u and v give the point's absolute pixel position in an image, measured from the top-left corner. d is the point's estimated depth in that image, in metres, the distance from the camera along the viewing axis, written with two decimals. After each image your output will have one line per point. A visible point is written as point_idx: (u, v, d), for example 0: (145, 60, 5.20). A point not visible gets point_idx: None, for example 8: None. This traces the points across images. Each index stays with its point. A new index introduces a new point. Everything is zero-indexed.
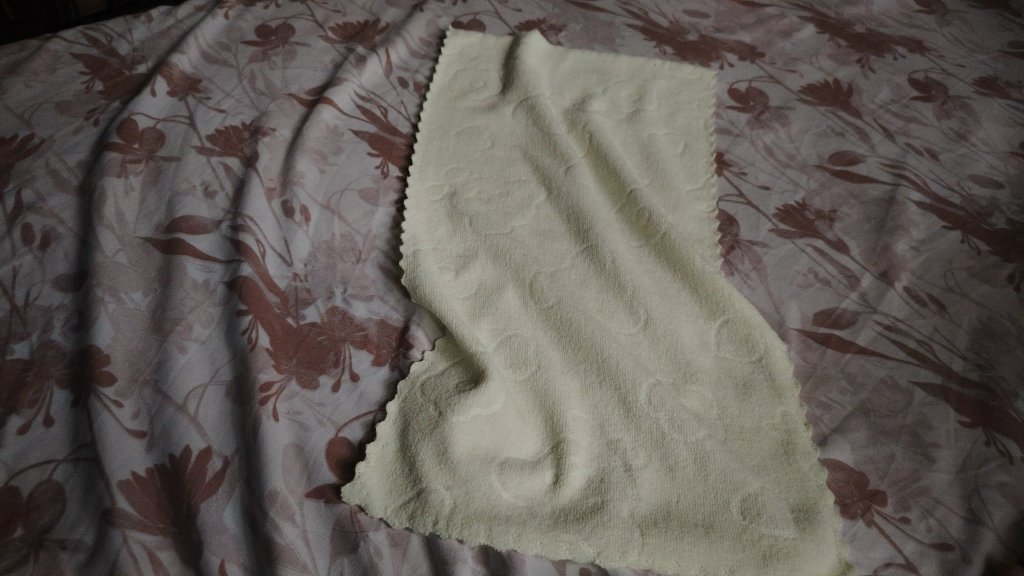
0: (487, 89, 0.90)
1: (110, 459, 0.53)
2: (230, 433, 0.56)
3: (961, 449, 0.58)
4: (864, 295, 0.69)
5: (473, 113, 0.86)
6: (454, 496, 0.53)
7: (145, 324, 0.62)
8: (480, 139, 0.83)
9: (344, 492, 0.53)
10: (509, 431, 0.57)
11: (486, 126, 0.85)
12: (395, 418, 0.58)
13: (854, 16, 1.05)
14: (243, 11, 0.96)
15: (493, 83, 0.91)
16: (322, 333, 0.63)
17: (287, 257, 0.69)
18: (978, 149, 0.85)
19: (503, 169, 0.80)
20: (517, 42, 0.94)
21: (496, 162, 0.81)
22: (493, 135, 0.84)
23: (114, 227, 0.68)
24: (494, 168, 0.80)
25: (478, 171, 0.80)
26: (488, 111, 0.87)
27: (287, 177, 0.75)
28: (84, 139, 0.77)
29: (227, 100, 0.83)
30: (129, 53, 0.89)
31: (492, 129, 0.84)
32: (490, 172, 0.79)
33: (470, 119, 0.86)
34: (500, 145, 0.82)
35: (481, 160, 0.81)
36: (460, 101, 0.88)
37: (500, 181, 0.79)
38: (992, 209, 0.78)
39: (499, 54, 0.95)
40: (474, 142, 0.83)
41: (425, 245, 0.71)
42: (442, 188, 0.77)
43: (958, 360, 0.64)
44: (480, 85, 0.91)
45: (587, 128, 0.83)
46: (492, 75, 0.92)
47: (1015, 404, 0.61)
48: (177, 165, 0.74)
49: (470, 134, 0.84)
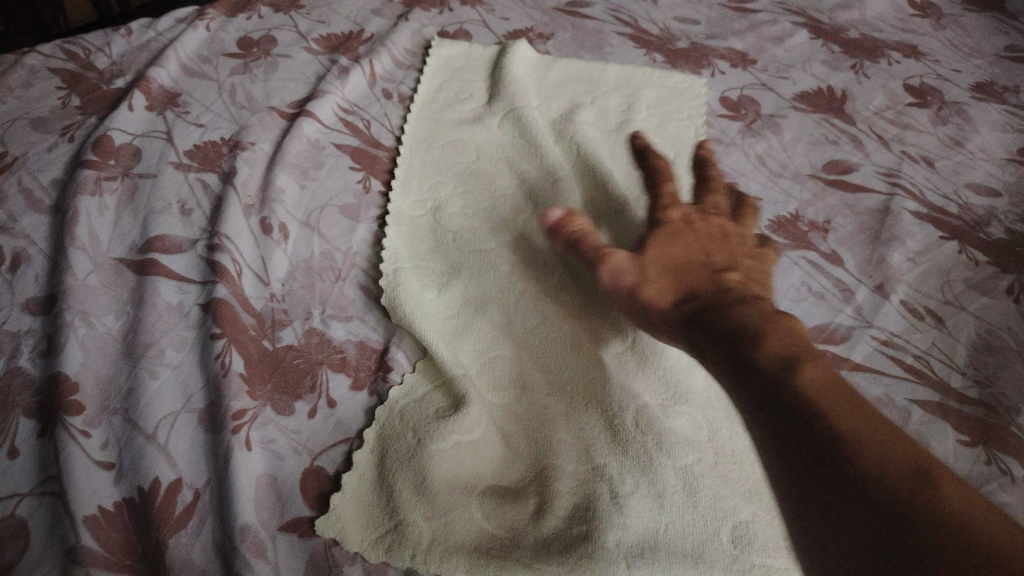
0: (473, 99, 0.88)
1: (76, 493, 0.51)
2: (202, 464, 0.55)
3: (961, 468, 0.56)
4: (672, 247, 0.66)
5: (459, 124, 0.84)
6: (433, 527, 0.52)
7: (117, 349, 0.60)
8: (465, 150, 0.81)
9: (318, 526, 0.52)
10: (491, 460, 0.56)
11: (471, 137, 0.82)
12: (372, 445, 0.56)
13: (847, 21, 1.03)
14: (224, 22, 0.94)
15: (479, 92, 0.89)
16: (298, 356, 0.61)
17: (264, 277, 0.67)
18: (975, 156, 0.83)
19: (489, 181, 0.78)
20: (504, 50, 0.92)
21: (481, 173, 0.78)
22: (479, 146, 0.81)
23: (87, 247, 0.66)
24: (479, 179, 0.78)
25: (462, 183, 0.77)
26: (473, 121, 0.84)
27: (266, 193, 0.73)
28: (58, 156, 0.75)
29: (206, 114, 0.81)
30: (108, 66, 0.87)
31: (478, 140, 0.82)
32: (475, 184, 0.77)
33: (455, 129, 0.83)
34: (486, 157, 0.80)
35: (467, 173, 0.79)
36: (445, 111, 0.86)
37: (486, 193, 0.76)
38: (990, 218, 0.76)
39: (486, 62, 0.92)
40: (460, 154, 0.81)
41: (407, 263, 0.69)
42: (425, 203, 0.75)
43: (956, 376, 0.62)
44: (466, 95, 0.88)
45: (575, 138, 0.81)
46: (479, 84, 0.90)
47: (1016, 420, 0.60)
48: (153, 183, 0.73)
49: (455, 145, 0.82)
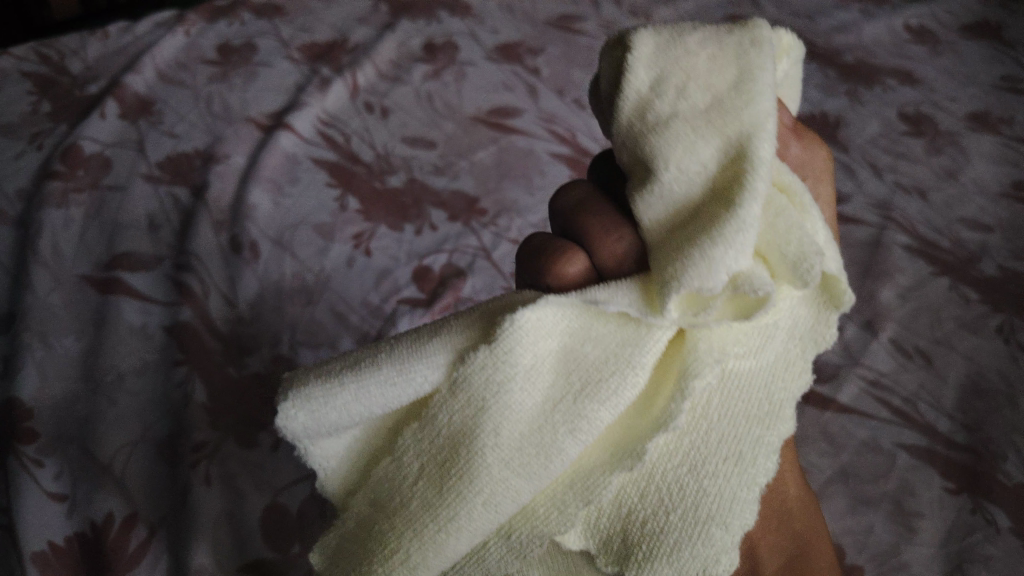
0: (753, 159, 0.30)
1: (26, 528, 0.51)
2: (157, 500, 0.54)
3: (944, 519, 0.54)
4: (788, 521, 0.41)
5: (768, 299, 0.29)
6: (540, 420, 0.32)
7: (75, 372, 0.58)
8: (761, 350, 0.33)
9: (504, 355, 0.32)
10: (608, 372, 0.32)
11: (806, 305, 0.33)
12: (466, 422, 0.32)
13: (843, 44, 1.01)
14: (205, 27, 0.90)
15: (789, 189, 0.32)
16: (264, 386, 0.59)
17: (232, 299, 0.64)
18: (967, 189, 0.79)
19: (720, 477, 0.32)
20: (331, 375, 0.34)
21: (601, 457, 0.32)
22: (787, 331, 0.33)
23: (50, 264, 0.64)
24: (727, 483, 0.32)
25: (446, 510, 0.32)
26: (419, 364, 0.33)
27: (238, 210, 0.70)
28: (25, 165, 0.72)
29: (180, 123, 0.78)
30: (82, 71, 0.84)
31: (625, 393, 0.31)
32: (576, 500, 0.32)
33: (577, 330, 0.33)
34: (821, 317, 0.33)
35: (782, 408, 0.32)
36: (751, 224, 0.29)
37: (692, 525, 0.32)
38: (981, 254, 0.72)
39: (758, 20, 0.35)
40: (588, 396, 0.31)
41: (373, 299, 0.66)
42: (397, 242, 0.70)
43: (944, 420, 0.59)
44: (672, 229, 0.32)
45: (742, 36, 0.34)
46: (760, 80, 0.32)
47: (1005, 466, 0.56)
48: (122, 195, 0.70)
49: (585, 383, 0.32)
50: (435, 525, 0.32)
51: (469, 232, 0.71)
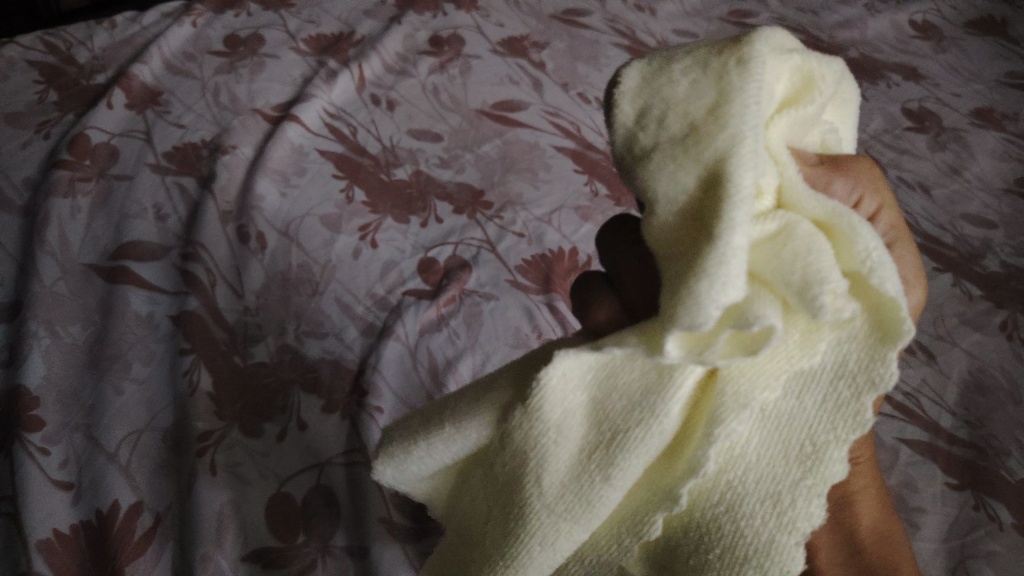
0: (732, 187, 0.28)
1: (31, 515, 0.51)
2: (163, 489, 0.54)
3: (947, 513, 0.54)
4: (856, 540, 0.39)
5: (772, 331, 0.28)
6: (578, 469, 0.33)
7: (81, 361, 0.59)
8: (802, 392, 0.31)
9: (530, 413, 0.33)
10: (636, 422, 0.31)
11: (856, 341, 0.30)
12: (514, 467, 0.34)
13: (848, 39, 1.00)
14: (211, 18, 0.91)
15: (832, 222, 0.30)
16: (269, 375, 0.60)
17: (238, 289, 0.65)
18: (971, 186, 0.79)
19: (758, 518, 0.31)
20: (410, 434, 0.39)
21: (640, 499, 0.33)
22: (834, 371, 0.30)
23: (57, 252, 0.64)
24: (765, 525, 0.31)
25: (512, 543, 0.35)
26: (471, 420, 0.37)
27: (245, 201, 0.71)
28: (32, 154, 0.72)
29: (187, 114, 0.79)
30: (88, 61, 0.84)
31: (651, 442, 0.31)
32: (628, 535, 0.33)
33: (603, 379, 0.33)
34: (878, 353, 0.30)
35: (824, 450, 0.30)
36: (736, 254, 0.28)
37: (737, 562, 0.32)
38: (985, 251, 0.72)
39: (758, 33, 0.32)
40: (618, 446, 0.32)
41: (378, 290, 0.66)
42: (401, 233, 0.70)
43: (946, 416, 0.59)
44: (672, 263, 0.30)
45: (729, 57, 0.31)
46: (738, 99, 0.30)
47: (1008, 462, 0.56)
48: (128, 185, 0.70)
49: (615, 433, 0.32)
50: (504, 557, 0.35)
51: (474, 225, 0.72)
